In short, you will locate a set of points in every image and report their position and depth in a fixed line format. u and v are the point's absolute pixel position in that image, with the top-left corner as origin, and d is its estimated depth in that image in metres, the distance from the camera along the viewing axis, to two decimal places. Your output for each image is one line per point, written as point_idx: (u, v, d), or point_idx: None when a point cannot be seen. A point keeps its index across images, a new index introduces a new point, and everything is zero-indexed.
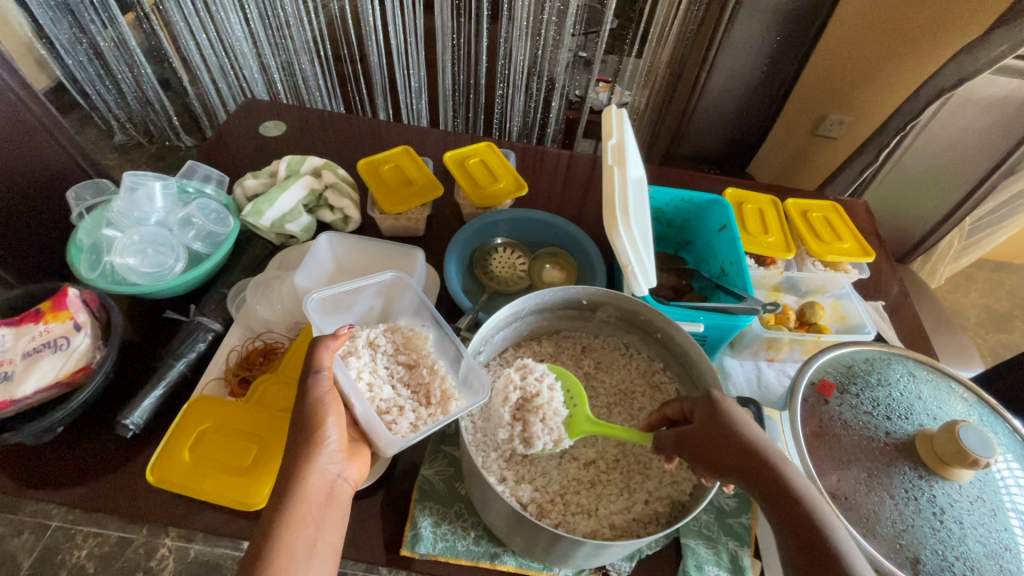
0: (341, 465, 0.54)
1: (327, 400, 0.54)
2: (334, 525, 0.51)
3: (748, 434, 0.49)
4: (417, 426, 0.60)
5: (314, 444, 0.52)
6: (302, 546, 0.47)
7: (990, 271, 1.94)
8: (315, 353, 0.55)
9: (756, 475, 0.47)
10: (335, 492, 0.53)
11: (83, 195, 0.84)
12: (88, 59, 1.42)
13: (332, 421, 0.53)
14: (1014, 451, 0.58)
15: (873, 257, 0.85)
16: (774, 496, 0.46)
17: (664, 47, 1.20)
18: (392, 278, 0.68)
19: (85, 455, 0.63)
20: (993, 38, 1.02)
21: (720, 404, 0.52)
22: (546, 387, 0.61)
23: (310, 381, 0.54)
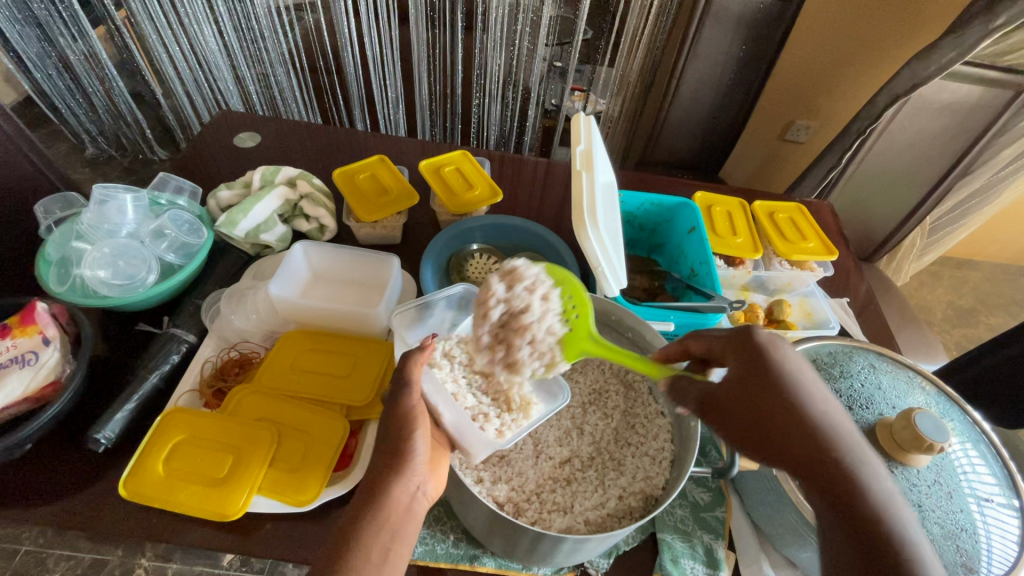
0: (426, 478, 0.53)
1: (416, 412, 0.54)
2: (408, 540, 0.49)
3: (788, 389, 0.48)
4: (503, 430, 0.61)
5: (401, 457, 0.51)
6: (378, 551, 0.47)
7: (954, 268, 2.02)
8: (410, 363, 0.56)
9: (798, 432, 0.47)
10: (414, 507, 0.51)
11: (52, 208, 0.82)
12: (58, 72, 1.41)
13: (421, 433, 0.53)
14: (971, 437, 0.61)
15: (836, 255, 0.89)
16: (818, 455, 0.46)
17: (635, 57, 1.23)
18: (463, 290, 0.67)
19: (56, 470, 0.62)
20: (942, 45, 1.08)
21: (759, 363, 0.50)
22: (537, 299, 0.59)
23: (403, 394, 0.55)
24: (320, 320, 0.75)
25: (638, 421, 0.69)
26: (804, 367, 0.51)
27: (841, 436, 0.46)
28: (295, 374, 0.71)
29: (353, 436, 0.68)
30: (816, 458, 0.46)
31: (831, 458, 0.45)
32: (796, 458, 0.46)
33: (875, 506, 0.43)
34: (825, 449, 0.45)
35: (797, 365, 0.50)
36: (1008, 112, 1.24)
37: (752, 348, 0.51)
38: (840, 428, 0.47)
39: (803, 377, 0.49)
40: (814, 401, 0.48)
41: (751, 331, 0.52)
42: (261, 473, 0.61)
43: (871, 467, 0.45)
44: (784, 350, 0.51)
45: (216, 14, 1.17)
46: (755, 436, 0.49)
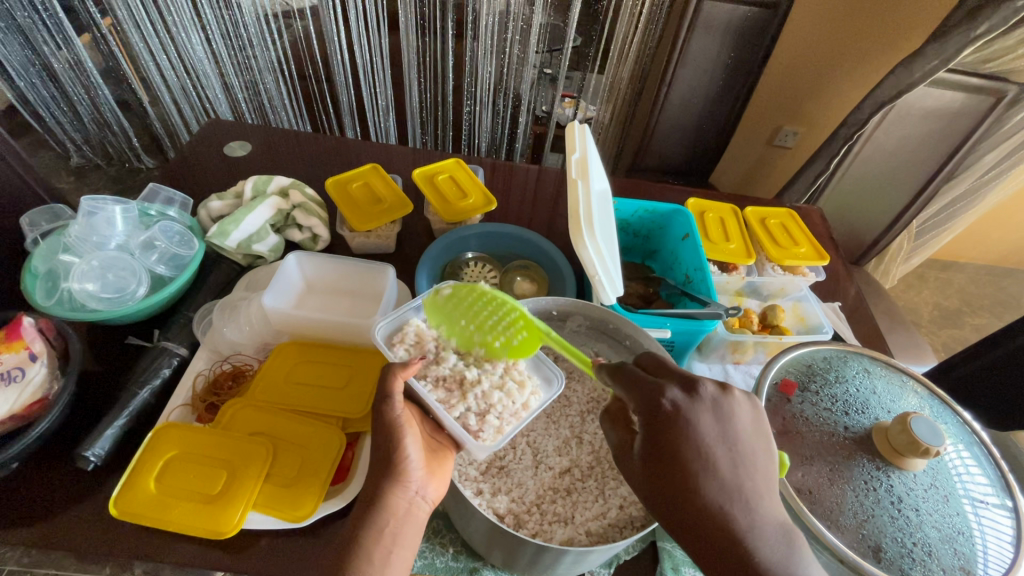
0: (424, 483, 0.54)
1: (402, 423, 0.54)
2: (408, 543, 0.52)
3: (688, 471, 0.45)
4: (502, 427, 0.58)
5: (395, 468, 0.52)
6: (379, 555, 0.50)
7: (939, 270, 2.05)
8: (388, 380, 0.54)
9: (695, 518, 0.44)
10: (414, 510, 0.53)
11: (38, 221, 0.81)
12: (42, 80, 1.39)
13: (411, 440, 0.53)
14: (964, 439, 0.61)
15: (828, 260, 0.90)
16: (714, 542, 0.43)
17: (625, 64, 1.24)
18: None
19: (44, 489, 0.61)
20: (926, 53, 1.10)
21: (666, 435, 0.46)
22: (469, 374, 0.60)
23: (383, 410, 0.53)
24: (314, 331, 0.74)
25: None
26: (716, 436, 0.46)
27: (740, 521, 0.44)
28: (290, 386, 0.70)
29: (350, 447, 0.67)
30: (712, 544, 0.44)
31: (727, 550, 0.43)
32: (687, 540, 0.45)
33: None
34: (720, 537, 0.43)
35: (704, 439, 0.46)
36: (990, 117, 1.26)
37: (654, 421, 0.47)
38: (743, 508, 0.44)
39: (708, 452, 0.46)
40: (717, 481, 0.45)
41: (657, 397, 0.48)
42: (256, 488, 0.60)
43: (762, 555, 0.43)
44: (690, 423, 0.46)
45: (204, 21, 1.16)
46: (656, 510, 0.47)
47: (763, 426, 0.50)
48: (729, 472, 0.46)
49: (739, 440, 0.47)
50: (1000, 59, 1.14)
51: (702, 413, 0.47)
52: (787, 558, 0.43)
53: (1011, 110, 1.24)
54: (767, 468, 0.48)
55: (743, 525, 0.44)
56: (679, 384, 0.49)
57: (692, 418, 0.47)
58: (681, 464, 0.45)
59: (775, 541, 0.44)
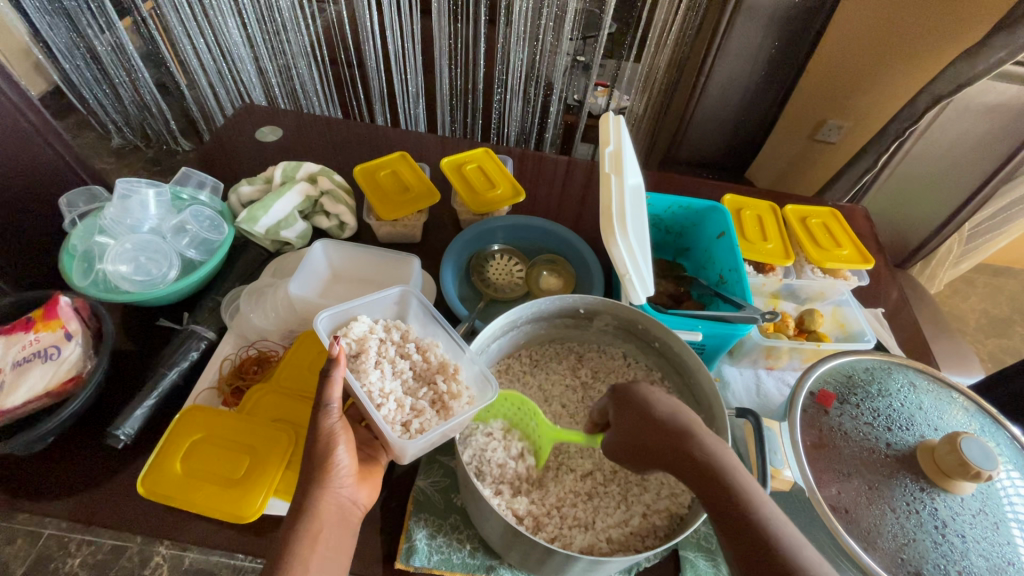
0: (354, 489, 0.54)
1: (337, 432, 0.53)
2: (344, 548, 0.51)
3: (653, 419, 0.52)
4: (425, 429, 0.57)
5: (326, 471, 0.52)
6: (316, 559, 0.48)
7: (989, 276, 1.94)
8: (325, 386, 0.53)
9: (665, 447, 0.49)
10: (344, 514, 0.52)
11: (76, 202, 0.83)
12: (86, 63, 1.42)
13: (344, 445, 0.53)
14: (1016, 462, 0.57)
15: (873, 264, 0.85)
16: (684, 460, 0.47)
17: (662, 52, 1.19)
18: (399, 292, 0.67)
19: (76, 465, 0.62)
20: (991, 43, 1.02)
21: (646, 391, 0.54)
22: (384, 397, 0.58)
23: (320, 414, 0.53)
24: None
25: None
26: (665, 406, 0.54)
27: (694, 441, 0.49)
28: (313, 376, 0.70)
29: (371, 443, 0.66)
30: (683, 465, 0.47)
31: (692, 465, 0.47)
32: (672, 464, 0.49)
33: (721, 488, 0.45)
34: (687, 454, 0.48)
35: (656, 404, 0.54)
36: None
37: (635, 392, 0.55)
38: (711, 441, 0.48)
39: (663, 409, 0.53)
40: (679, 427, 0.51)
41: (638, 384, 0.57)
42: (277, 475, 0.60)
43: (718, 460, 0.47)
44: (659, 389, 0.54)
45: (240, 6, 1.17)
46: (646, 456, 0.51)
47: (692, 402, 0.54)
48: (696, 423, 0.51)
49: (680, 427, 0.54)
50: None
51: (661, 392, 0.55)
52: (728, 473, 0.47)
53: None
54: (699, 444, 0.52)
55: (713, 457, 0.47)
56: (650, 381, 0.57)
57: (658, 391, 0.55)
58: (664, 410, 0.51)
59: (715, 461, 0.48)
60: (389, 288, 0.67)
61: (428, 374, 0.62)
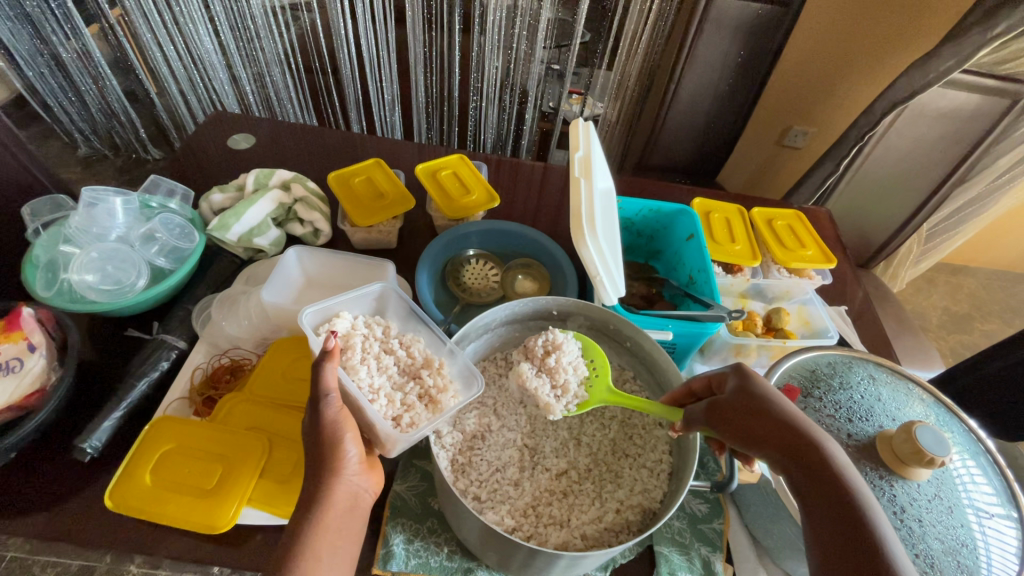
0: (364, 477, 0.53)
1: (341, 421, 0.52)
2: (353, 536, 0.51)
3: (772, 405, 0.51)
4: (415, 422, 0.57)
5: (335, 465, 0.51)
6: (324, 549, 0.48)
7: (949, 275, 2.03)
8: (318, 378, 0.52)
9: (784, 441, 0.48)
10: (355, 504, 0.52)
11: (40, 211, 0.81)
12: (50, 70, 1.39)
13: (351, 436, 0.52)
14: (970, 449, 0.60)
15: (835, 264, 0.88)
16: (809, 468, 0.47)
17: (633, 60, 1.22)
18: (379, 289, 0.67)
19: (39, 481, 0.61)
20: (941, 53, 1.08)
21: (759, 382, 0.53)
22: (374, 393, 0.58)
23: (320, 405, 0.51)
24: None
25: (636, 432, 0.69)
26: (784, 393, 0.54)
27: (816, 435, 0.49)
28: (287, 382, 0.70)
29: None
30: (801, 472, 0.47)
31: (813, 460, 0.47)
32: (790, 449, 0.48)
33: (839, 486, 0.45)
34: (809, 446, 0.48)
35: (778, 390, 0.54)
36: (1007, 118, 1.24)
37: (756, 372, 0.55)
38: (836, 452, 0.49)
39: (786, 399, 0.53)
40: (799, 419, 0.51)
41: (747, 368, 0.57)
42: (252, 483, 0.59)
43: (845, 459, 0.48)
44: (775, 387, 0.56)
45: (212, 13, 1.16)
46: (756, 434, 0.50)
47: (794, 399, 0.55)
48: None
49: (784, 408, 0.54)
50: (1018, 60, 1.12)
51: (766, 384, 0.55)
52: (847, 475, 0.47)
53: None
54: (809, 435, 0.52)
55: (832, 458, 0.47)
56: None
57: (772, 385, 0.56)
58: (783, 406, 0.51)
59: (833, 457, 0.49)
60: (369, 285, 0.67)
61: (413, 369, 0.62)
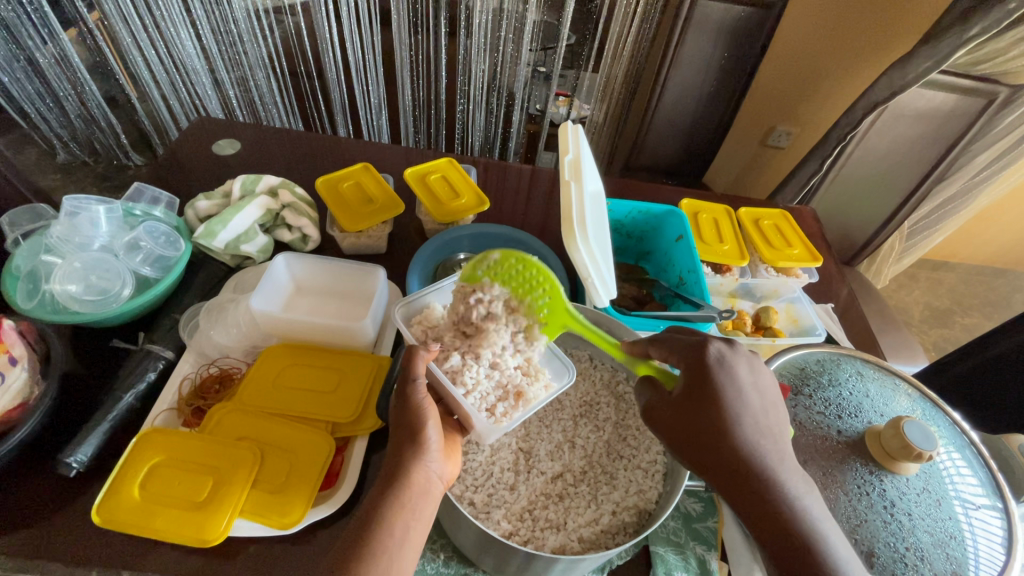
0: (442, 463, 0.54)
1: (424, 405, 0.54)
2: (425, 520, 0.51)
3: (719, 413, 0.50)
4: (505, 415, 0.59)
5: (416, 446, 0.52)
6: (399, 527, 0.49)
7: (930, 271, 2.07)
8: (410, 364, 0.55)
9: (720, 455, 0.50)
10: (430, 489, 0.52)
11: (19, 221, 0.79)
12: (27, 76, 1.36)
13: (433, 421, 0.54)
14: (955, 442, 0.61)
15: (821, 262, 0.89)
16: (744, 484, 0.48)
17: (619, 62, 1.23)
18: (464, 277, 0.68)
19: (22, 497, 0.59)
20: (918, 54, 1.10)
21: (712, 379, 0.52)
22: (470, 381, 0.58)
23: (408, 391, 0.54)
24: (306, 334, 0.73)
25: (630, 433, 0.70)
26: (746, 383, 0.53)
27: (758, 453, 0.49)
28: (277, 390, 0.68)
29: (339, 452, 0.66)
30: (736, 484, 0.49)
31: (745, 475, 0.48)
32: (723, 464, 0.49)
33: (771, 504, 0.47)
34: (746, 462, 0.49)
35: (739, 385, 0.52)
36: (982, 118, 1.27)
37: (700, 364, 0.53)
38: (773, 459, 0.49)
39: (741, 398, 0.51)
40: (744, 424, 0.50)
41: (704, 348, 0.54)
42: (243, 493, 0.59)
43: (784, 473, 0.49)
44: (733, 370, 0.53)
45: (194, 18, 1.14)
46: (693, 443, 0.51)
47: (753, 381, 0.53)
48: (763, 415, 0.52)
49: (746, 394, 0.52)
50: (993, 61, 1.14)
51: (725, 372, 0.52)
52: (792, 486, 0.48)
53: (1003, 112, 1.26)
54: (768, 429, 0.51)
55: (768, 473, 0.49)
56: (723, 339, 0.55)
57: (731, 366, 0.53)
58: (731, 418, 0.50)
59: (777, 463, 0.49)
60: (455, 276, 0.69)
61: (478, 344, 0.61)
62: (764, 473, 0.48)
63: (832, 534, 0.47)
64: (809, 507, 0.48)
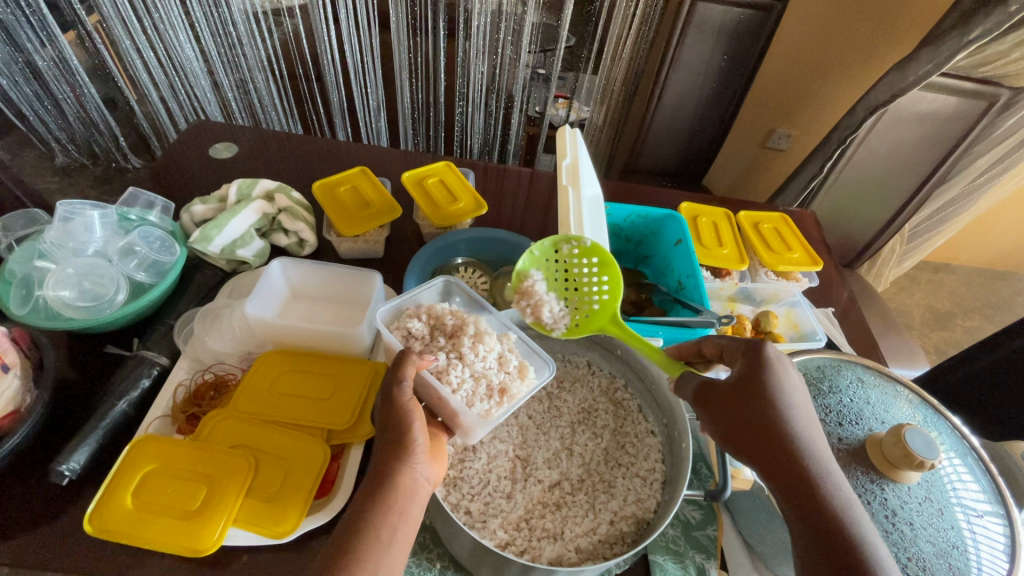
0: (428, 466, 0.53)
1: (410, 407, 0.54)
2: (412, 521, 0.50)
3: (775, 401, 0.50)
4: (490, 411, 0.59)
5: (402, 449, 0.52)
6: (386, 530, 0.49)
7: (930, 273, 2.06)
8: (400, 367, 0.55)
9: (772, 440, 0.49)
10: (417, 491, 0.51)
11: (13, 225, 0.78)
12: (25, 78, 1.36)
13: (420, 423, 0.53)
14: (957, 448, 0.61)
15: (822, 266, 0.89)
16: (793, 471, 0.48)
17: (619, 64, 1.23)
18: (443, 283, 0.68)
19: (13, 506, 0.58)
20: (919, 57, 1.10)
21: (770, 370, 0.52)
22: (454, 379, 0.58)
23: (395, 392, 0.54)
24: (301, 340, 0.72)
25: (628, 441, 0.69)
26: (797, 382, 0.53)
27: (809, 445, 0.49)
28: (272, 396, 0.68)
29: (335, 459, 0.65)
30: (785, 471, 0.48)
31: (795, 463, 0.48)
32: (774, 449, 0.49)
33: (819, 494, 0.47)
34: (797, 450, 0.49)
35: (793, 381, 0.52)
36: (984, 120, 1.27)
37: (760, 358, 0.52)
38: (822, 454, 0.49)
39: (796, 393, 0.52)
40: (796, 416, 0.50)
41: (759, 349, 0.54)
42: (237, 502, 0.58)
43: (832, 469, 0.49)
44: (787, 367, 0.53)
45: (193, 19, 1.14)
46: (744, 427, 0.50)
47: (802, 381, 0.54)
48: (811, 414, 0.52)
49: (799, 391, 0.52)
50: (995, 63, 1.14)
51: (781, 368, 0.53)
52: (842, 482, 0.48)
53: (1004, 115, 1.25)
54: (815, 427, 0.52)
55: (816, 465, 0.48)
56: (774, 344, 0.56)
57: (786, 367, 0.54)
58: (785, 407, 0.50)
59: (826, 458, 0.50)
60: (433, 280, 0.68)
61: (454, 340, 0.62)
62: (815, 469, 0.48)
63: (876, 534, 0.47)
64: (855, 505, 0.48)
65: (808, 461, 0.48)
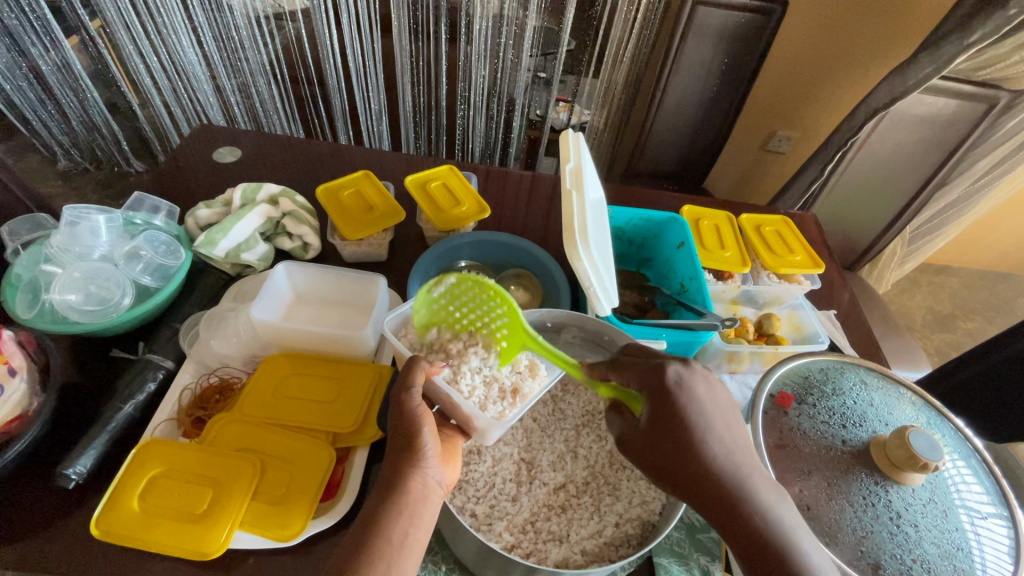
0: (440, 470, 0.54)
1: (420, 413, 0.54)
2: (425, 526, 0.51)
3: (685, 438, 0.47)
4: (504, 412, 0.60)
5: (412, 454, 0.52)
6: (397, 534, 0.49)
7: (931, 275, 2.06)
8: (409, 372, 0.55)
9: (689, 476, 0.47)
10: (429, 496, 0.52)
11: (18, 230, 0.79)
12: (29, 83, 1.36)
13: (429, 427, 0.53)
14: (961, 450, 0.61)
15: (823, 268, 0.89)
16: (715, 503, 0.47)
17: (620, 68, 1.23)
18: None
19: (20, 509, 0.59)
20: (919, 60, 1.11)
21: (675, 402, 0.48)
22: (465, 384, 0.59)
23: (405, 398, 0.54)
24: (304, 344, 0.72)
25: None
26: (709, 400, 0.49)
27: (728, 474, 0.47)
28: (279, 401, 0.68)
29: (341, 462, 0.65)
30: (708, 502, 0.47)
31: (717, 495, 0.47)
32: (692, 485, 0.47)
33: (745, 520, 0.46)
34: (713, 483, 0.47)
35: (702, 403, 0.48)
36: (983, 123, 1.27)
37: (661, 389, 0.48)
38: (742, 474, 0.47)
39: (706, 417, 0.48)
40: (710, 443, 0.48)
41: (658, 378, 0.49)
42: (244, 506, 0.58)
43: (755, 487, 0.47)
44: (691, 390, 0.49)
45: (196, 25, 1.15)
46: (660, 465, 0.49)
47: (720, 390, 0.50)
48: (729, 429, 0.49)
49: (711, 412, 0.49)
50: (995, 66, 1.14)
51: (685, 390, 0.49)
52: (768, 497, 0.47)
53: (1004, 117, 1.25)
54: (738, 442, 0.49)
55: (738, 489, 0.47)
56: (678, 360, 0.50)
57: (693, 386, 0.49)
58: (696, 439, 0.47)
59: (750, 477, 0.48)
60: None
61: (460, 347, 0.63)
62: (738, 495, 0.47)
63: (806, 539, 0.46)
64: (783, 517, 0.47)
65: (729, 491, 0.47)
